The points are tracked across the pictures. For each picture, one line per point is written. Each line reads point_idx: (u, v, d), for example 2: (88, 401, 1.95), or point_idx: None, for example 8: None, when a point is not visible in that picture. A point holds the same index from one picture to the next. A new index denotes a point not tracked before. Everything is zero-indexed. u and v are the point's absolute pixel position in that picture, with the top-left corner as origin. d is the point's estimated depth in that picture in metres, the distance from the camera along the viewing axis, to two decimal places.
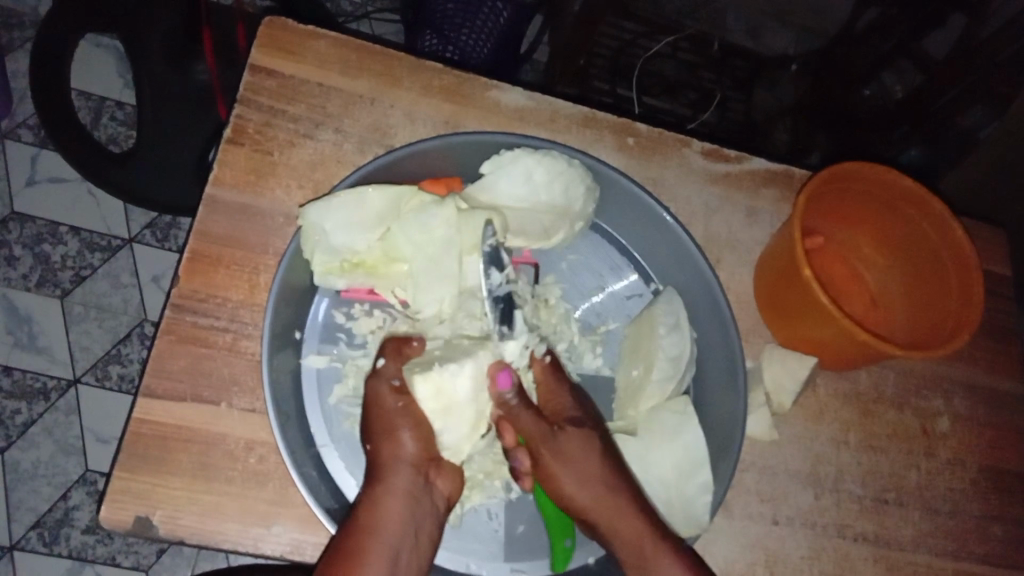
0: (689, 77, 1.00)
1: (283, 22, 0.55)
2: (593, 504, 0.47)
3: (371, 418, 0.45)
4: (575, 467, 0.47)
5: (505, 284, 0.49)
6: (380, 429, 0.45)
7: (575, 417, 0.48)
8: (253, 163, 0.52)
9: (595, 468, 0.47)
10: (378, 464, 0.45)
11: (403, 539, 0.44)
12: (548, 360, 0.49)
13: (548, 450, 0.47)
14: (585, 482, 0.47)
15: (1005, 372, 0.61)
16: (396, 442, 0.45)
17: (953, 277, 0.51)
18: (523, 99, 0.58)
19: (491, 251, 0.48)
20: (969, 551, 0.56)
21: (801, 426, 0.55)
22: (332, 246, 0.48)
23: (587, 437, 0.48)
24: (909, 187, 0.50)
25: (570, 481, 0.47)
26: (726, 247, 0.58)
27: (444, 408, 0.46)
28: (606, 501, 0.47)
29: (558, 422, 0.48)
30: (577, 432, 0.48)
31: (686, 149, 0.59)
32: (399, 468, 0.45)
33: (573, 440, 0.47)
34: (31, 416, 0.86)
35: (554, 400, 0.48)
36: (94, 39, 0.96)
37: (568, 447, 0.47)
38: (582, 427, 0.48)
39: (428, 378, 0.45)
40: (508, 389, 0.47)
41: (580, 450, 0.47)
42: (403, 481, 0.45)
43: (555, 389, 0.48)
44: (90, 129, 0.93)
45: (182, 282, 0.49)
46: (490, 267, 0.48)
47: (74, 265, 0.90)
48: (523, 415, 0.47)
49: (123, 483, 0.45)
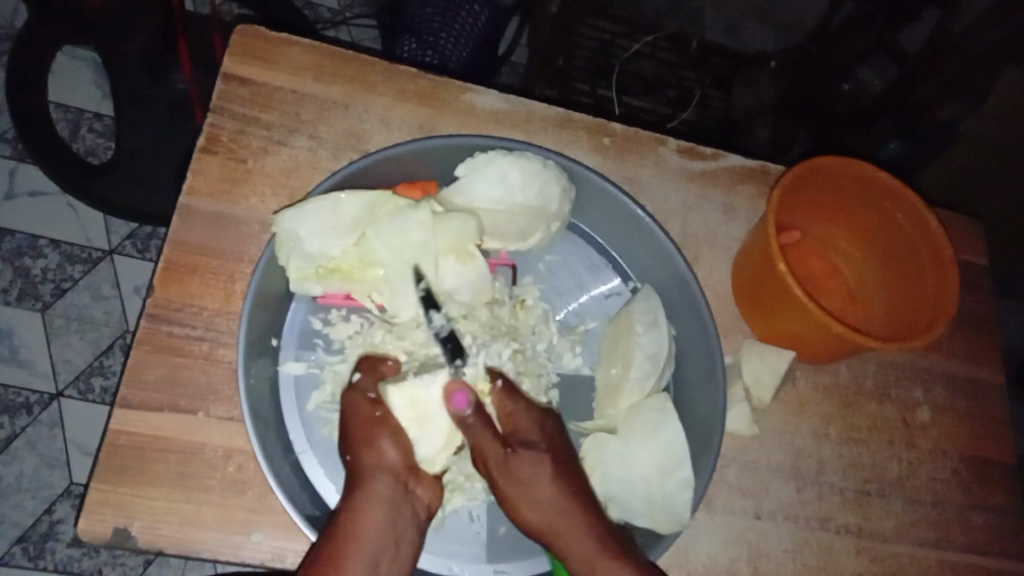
0: (667, 76, 1.00)
1: (256, 31, 0.55)
2: (548, 526, 0.45)
3: (350, 429, 0.45)
4: (528, 492, 0.45)
5: (448, 323, 0.49)
6: (359, 437, 0.45)
7: (529, 438, 0.47)
8: (227, 171, 0.52)
9: (549, 493, 0.46)
10: (359, 472, 0.45)
11: (382, 546, 0.44)
12: (502, 383, 0.48)
13: (502, 476, 0.46)
14: (539, 507, 0.45)
15: (983, 362, 0.61)
16: (376, 451, 0.45)
17: (928, 267, 0.51)
18: (497, 102, 0.58)
19: (423, 296, 0.49)
20: (951, 540, 0.56)
21: (781, 421, 0.55)
22: (306, 252, 0.48)
23: (540, 460, 0.46)
24: (882, 181, 0.51)
25: (526, 505, 0.46)
26: (703, 244, 0.58)
27: (420, 418, 0.46)
28: (563, 524, 0.45)
29: (513, 445, 0.46)
30: (530, 455, 0.46)
31: (662, 147, 0.60)
32: (380, 477, 0.45)
33: (526, 462, 0.46)
34: (13, 430, 0.85)
35: (511, 420, 0.47)
36: (71, 51, 0.96)
37: (521, 473, 0.46)
38: (538, 450, 0.46)
39: (401, 389, 0.45)
40: (466, 407, 0.46)
41: (532, 473, 0.46)
42: (384, 488, 0.44)
43: (512, 409, 0.47)
44: (69, 141, 0.93)
45: (158, 292, 0.49)
46: (428, 310, 0.49)
47: (55, 278, 0.90)
48: (479, 434, 0.46)
49: (100, 494, 0.45)
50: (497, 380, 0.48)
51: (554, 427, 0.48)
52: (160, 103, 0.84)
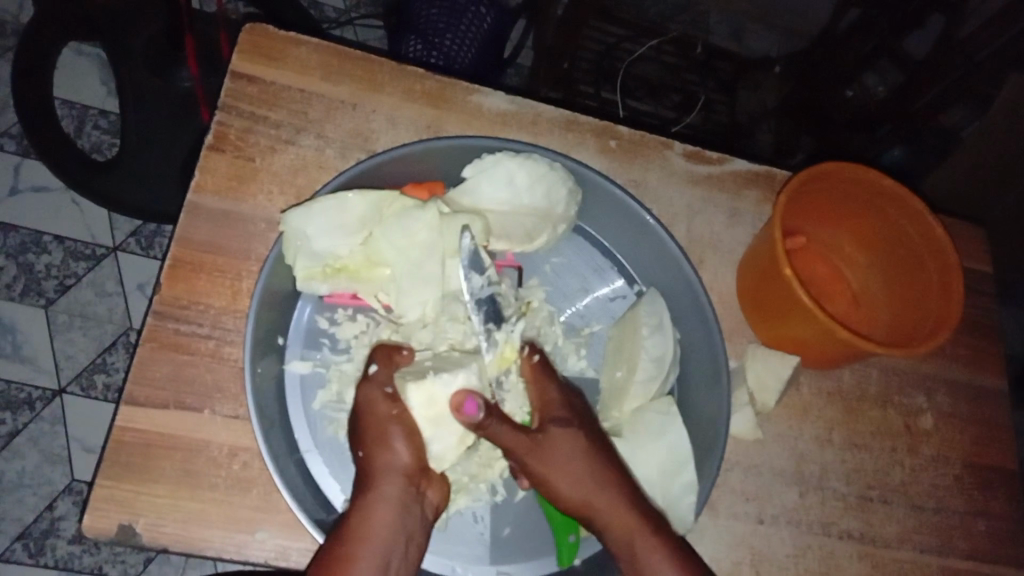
0: (672, 80, 1.00)
1: (264, 30, 0.55)
2: (587, 502, 0.45)
3: (364, 426, 0.45)
4: (563, 468, 0.45)
5: (489, 286, 0.49)
6: (371, 437, 0.45)
7: (558, 417, 0.47)
8: (234, 169, 0.52)
9: (583, 468, 0.45)
10: (370, 472, 0.45)
11: (393, 546, 0.43)
12: (537, 357, 0.49)
13: (534, 458, 0.46)
14: (575, 481, 0.45)
15: (986, 369, 0.61)
16: (388, 451, 0.45)
17: (933, 274, 0.51)
18: (504, 103, 0.58)
19: (471, 253, 0.48)
20: (953, 546, 0.56)
21: (785, 425, 0.55)
22: (314, 251, 0.48)
23: (573, 437, 0.46)
24: (886, 187, 0.51)
25: (562, 482, 0.45)
26: (708, 248, 0.59)
27: (437, 417, 0.45)
28: (599, 497, 0.45)
29: (544, 425, 0.47)
30: (563, 432, 0.46)
31: (668, 151, 0.60)
32: (390, 477, 0.44)
33: (559, 441, 0.46)
34: (15, 426, 0.85)
35: (542, 399, 0.47)
36: (77, 47, 0.96)
37: (555, 451, 0.46)
38: (567, 427, 0.46)
39: (419, 386, 0.45)
40: (478, 414, 0.44)
41: (568, 451, 0.46)
42: (395, 489, 0.44)
43: (542, 388, 0.47)
44: (73, 137, 0.93)
45: (164, 289, 0.49)
46: (471, 270, 0.49)
47: (58, 274, 0.90)
48: (500, 432, 0.45)
49: (105, 491, 0.45)
50: (532, 353, 0.49)
51: (581, 404, 0.48)
52: (163, 99, 0.84)
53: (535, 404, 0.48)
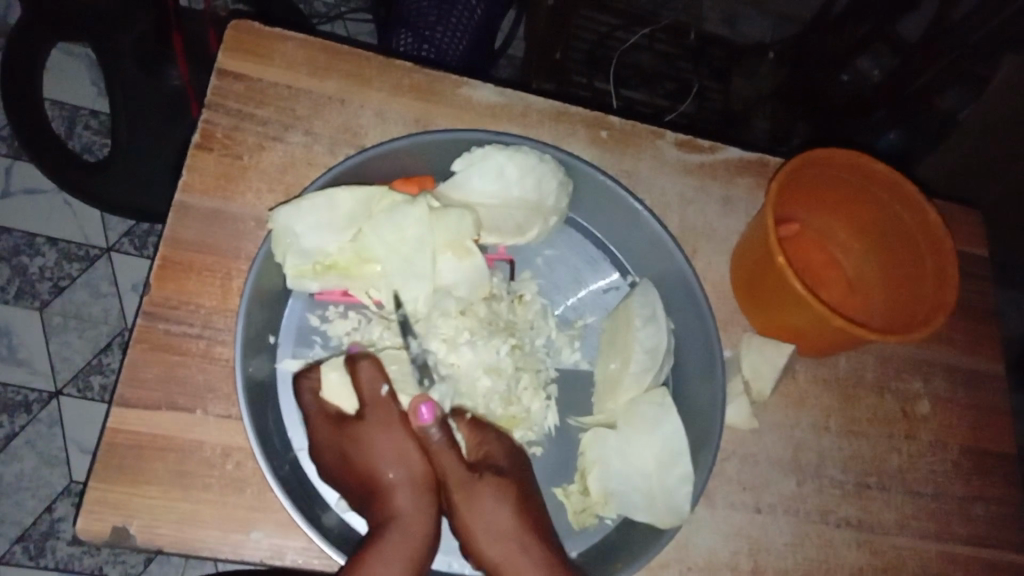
0: (666, 68, 1.00)
1: (249, 26, 0.55)
2: (504, 558, 0.44)
3: (385, 444, 0.46)
4: (487, 521, 0.45)
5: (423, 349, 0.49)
6: (398, 452, 0.46)
7: (496, 465, 0.46)
8: (222, 167, 0.52)
9: (510, 524, 0.45)
10: (403, 484, 0.45)
11: (425, 557, 0.44)
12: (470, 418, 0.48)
13: (461, 500, 0.45)
14: (498, 536, 0.44)
15: (983, 353, 0.61)
16: (417, 464, 0.46)
17: (927, 260, 0.51)
18: (493, 96, 0.57)
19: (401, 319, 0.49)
20: (951, 532, 0.56)
21: (781, 414, 0.55)
22: (303, 248, 0.47)
23: (505, 486, 0.45)
24: (879, 172, 0.51)
25: (483, 535, 0.45)
26: (702, 237, 0.58)
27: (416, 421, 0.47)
28: (519, 553, 0.44)
29: (480, 469, 0.46)
30: (496, 479, 0.45)
31: (660, 140, 0.59)
32: (419, 488, 0.45)
33: (488, 488, 0.45)
34: (13, 429, 0.85)
35: (480, 448, 0.47)
36: (66, 47, 0.96)
37: (483, 496, 0.45)
38: (503, 475, 0.46)
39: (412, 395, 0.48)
40: (431, 423, 0.45)
41: (494, 503, 0.45)
42: (424, 499, 0.45)
43: (480, 436, 0.47)
44: (64, 139, 0.92)
45: (154, 289, 0.48)
46: (405, 335, 0.49)
47: (52, 276, 0.90)
48: (445, 456, 0.46)
49: (99, 494, 0.45)
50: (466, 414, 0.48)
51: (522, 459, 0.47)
52: (153, 101, 0.84)
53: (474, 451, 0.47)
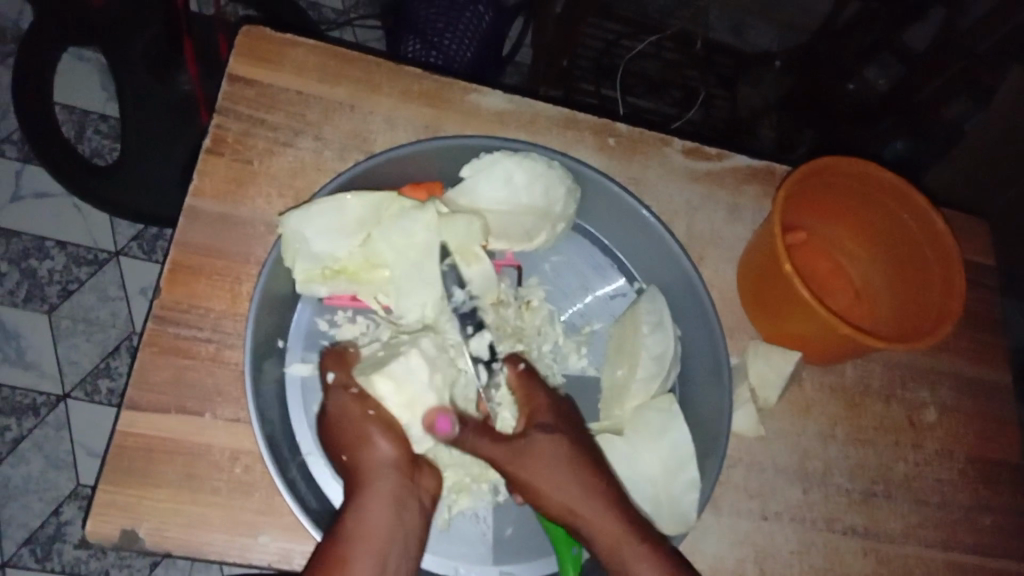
0: (673, 76, 1.00)
1: (261, 32, 0.55)
2: (575, 509, 0.44)
3: (340, 430, 0.45)
4: (551, 477, 0.44)
5: (468, 301, 0.50)
6: (352, 436, 0.44)
7: (546, 423, 0.46)
8: (233, 172, 0.52)
9: (567, 475, 0.44)
10: (361, 470, 0.44)
11: (391, 546, 0.42)
12: (522, 364, 0.48)
13: (518, 467, 0.45)
14: (562, 488, 0.44)
15: (989, 362, 0.61)
16: (373, 447, 0.44)
17: (934, 268, 0.51)
18: (502, 102, 0.58)
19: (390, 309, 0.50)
20: (958, 541, 0.56)
21: (788, 421, 0.55)
22: (313, 253, 0.48)
23: (557, 442, 0.45)
24: (887, 180, 0.51)
25: (549, 488, 0.44)
26: (709, 244, 0.58)
27: (409, 402, 0.45)
28: (585, 502, 0.44)
29: (530, 430, 0.46)
30: (547, 437, 0.45)
31: (667, 147, 0.60)
32: (380, 473, 0.44)
33: (545, 446, 0.45)
34: (21, 432, 0.85)
35: (531, 403, 0.47)
36: (76, 52, 0.96)
37: (539, 457, 0.45)
38: (551, 433, 0.45)
39: (382, 376, 0.45)
40: (452, 429, 0.45)
41: (553, 460, 0.45)
42: (388, 484, 0.44)
43: (530, 392, 0.47)
44: (75, 143, 0.93)
45: (164, 293, 0.49)
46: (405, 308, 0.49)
47: (61, 280, 0.90)
48: (480, 444, 0.45)
49: (108, 496, 0.45)
50: (519, 363, 0.48)
51: (570, 413, 0.47)
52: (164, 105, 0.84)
53: (523, 407, 0.47)
